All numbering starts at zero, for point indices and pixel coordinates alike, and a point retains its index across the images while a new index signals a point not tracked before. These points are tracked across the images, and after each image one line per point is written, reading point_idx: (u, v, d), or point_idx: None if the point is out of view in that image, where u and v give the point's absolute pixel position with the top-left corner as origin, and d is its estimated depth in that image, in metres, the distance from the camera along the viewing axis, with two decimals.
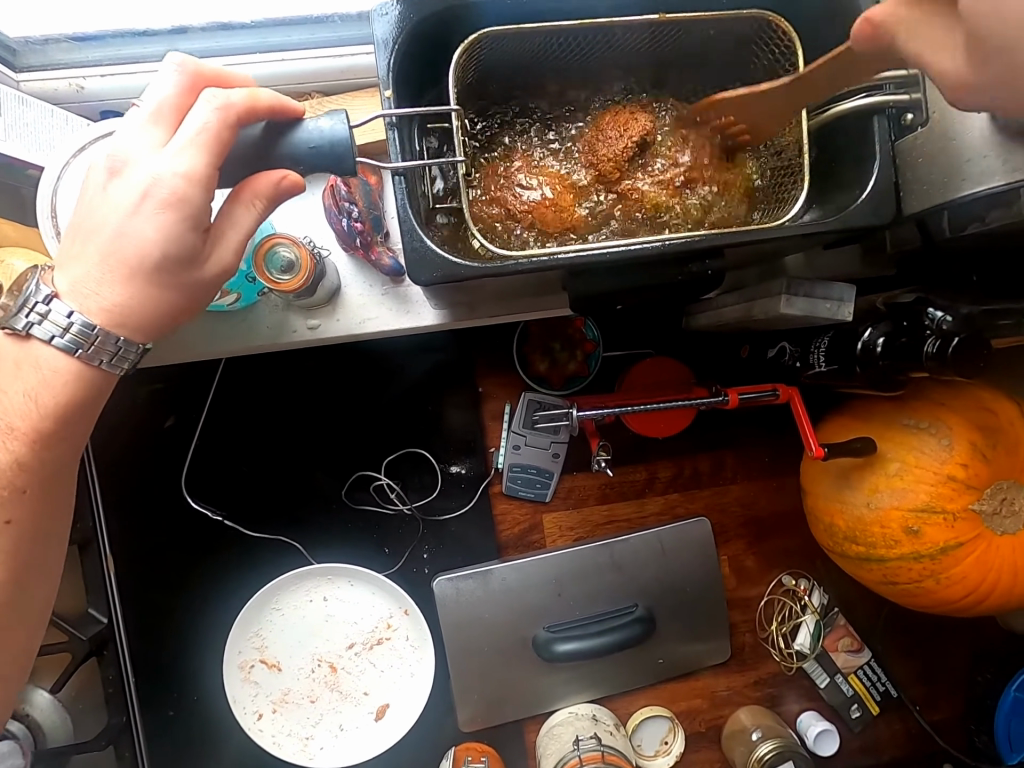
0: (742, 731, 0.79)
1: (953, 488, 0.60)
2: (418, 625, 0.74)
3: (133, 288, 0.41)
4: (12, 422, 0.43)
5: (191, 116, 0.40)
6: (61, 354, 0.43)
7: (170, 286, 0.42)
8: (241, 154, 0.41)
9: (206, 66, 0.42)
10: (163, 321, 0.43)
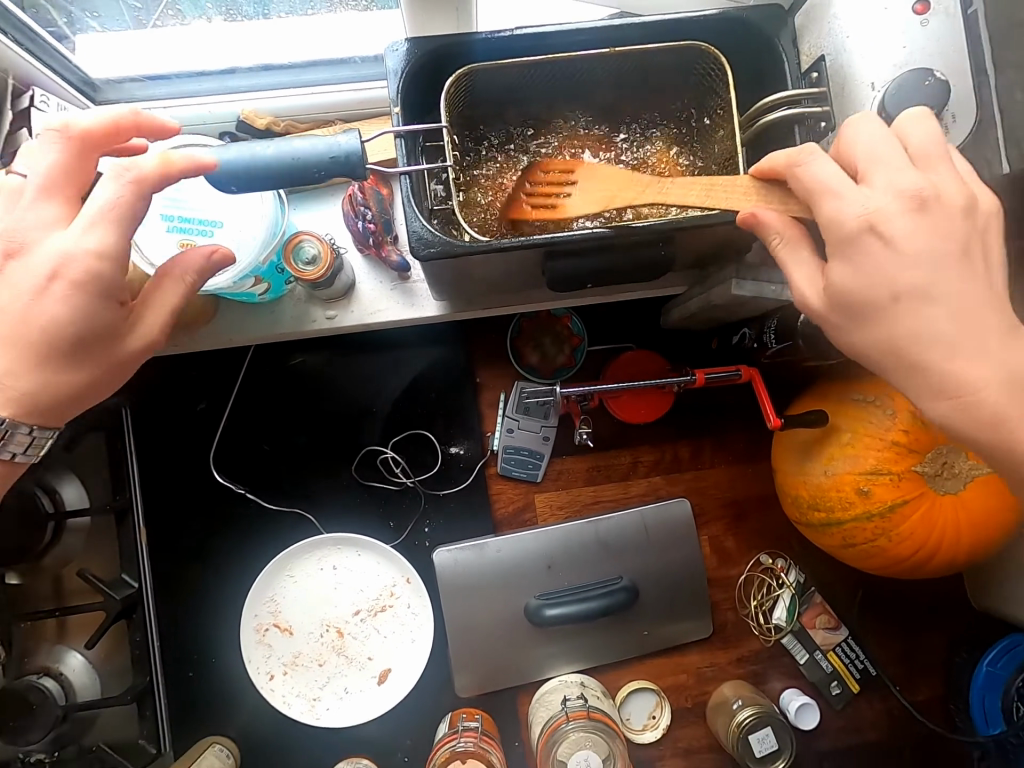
0: (724, 702, 0.84)
1: (898, 453, 0.67)
2: (418, 592, 0.81)
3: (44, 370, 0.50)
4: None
5: (99, 191, 0.49)
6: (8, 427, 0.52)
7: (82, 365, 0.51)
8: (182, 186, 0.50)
9: (79, 127, 0.50)
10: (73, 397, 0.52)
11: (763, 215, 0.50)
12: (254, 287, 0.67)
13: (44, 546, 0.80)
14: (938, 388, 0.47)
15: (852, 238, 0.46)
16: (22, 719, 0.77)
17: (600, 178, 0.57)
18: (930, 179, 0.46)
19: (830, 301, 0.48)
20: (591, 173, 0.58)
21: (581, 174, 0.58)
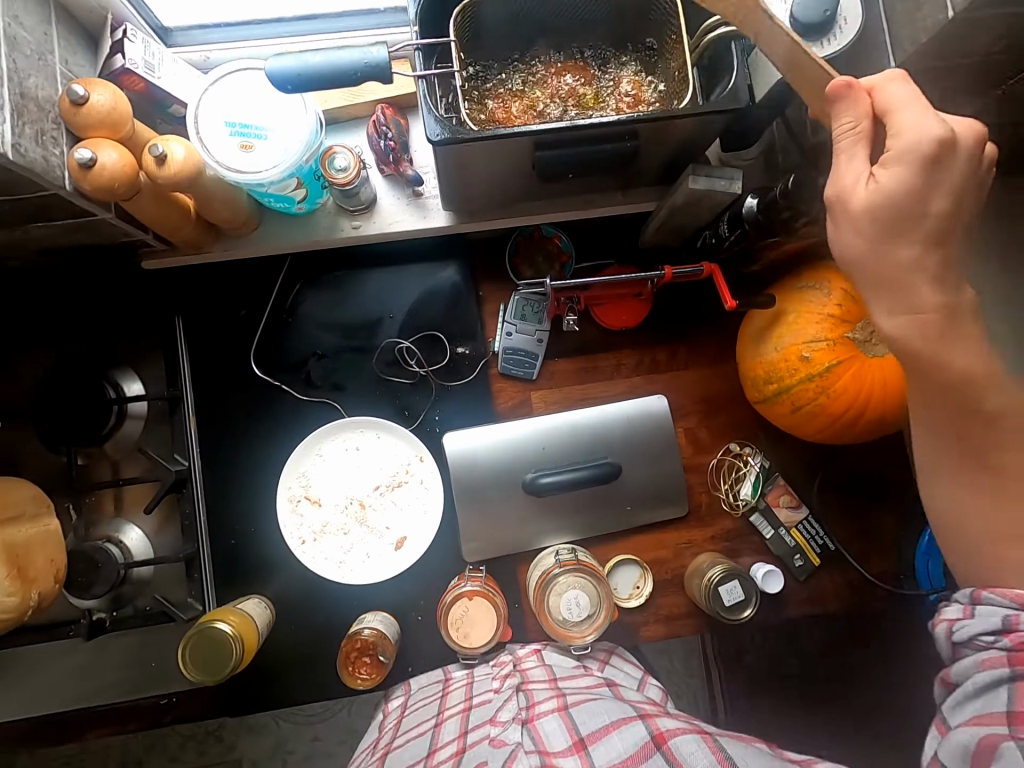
0: (698, 568, 0.95)
1: (834, 324, 0.79)
2: (431, 468, 0.93)
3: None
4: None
5: None
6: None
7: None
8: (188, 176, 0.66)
9: None
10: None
11: (844, 99, 0.53)
12: (294, 191, 0.81)
13: (109, 429, 0.90)
14: (914, 297, 0.55)
15: (921, 150, 0.51)
16: (88, 575, 0.89)
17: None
18: (977, 132, 0.53)
19: (871, 205, 0.53)
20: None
21: None
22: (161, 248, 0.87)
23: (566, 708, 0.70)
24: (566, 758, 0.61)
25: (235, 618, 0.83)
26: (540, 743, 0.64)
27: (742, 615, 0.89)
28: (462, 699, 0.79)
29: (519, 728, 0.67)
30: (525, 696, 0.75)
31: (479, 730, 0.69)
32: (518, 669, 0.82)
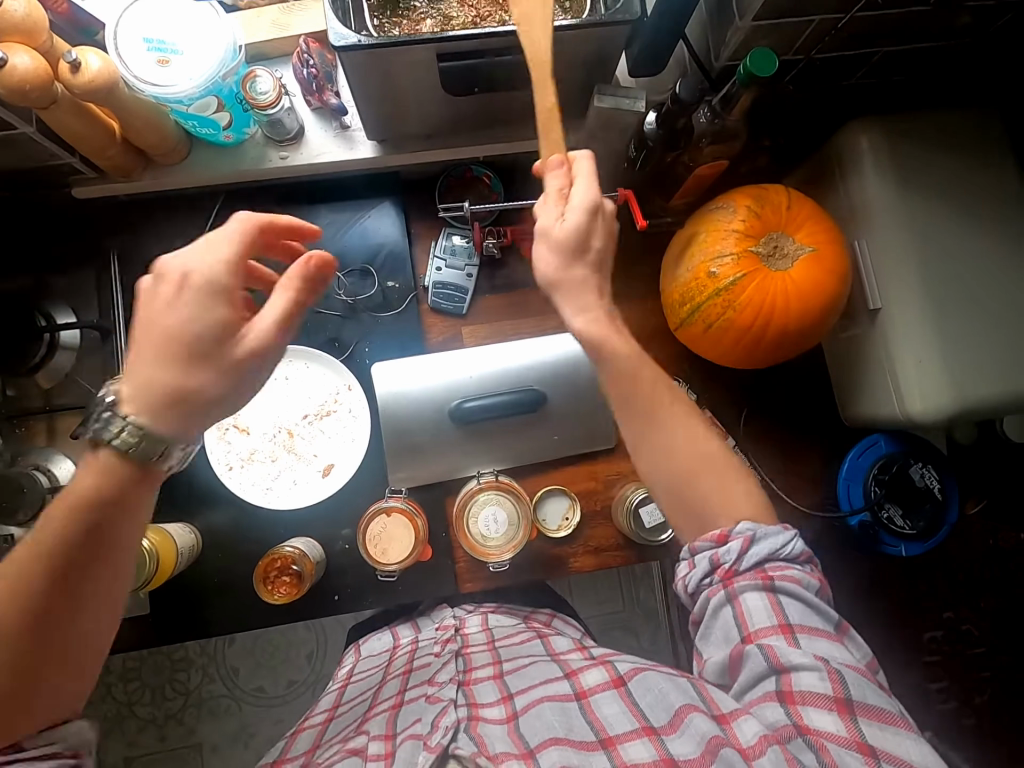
0: (623, 496, 0.96)
1: (740, 240, 0.82)
2: (358, 396, 0.95)
3: (146, 340, 0.53)
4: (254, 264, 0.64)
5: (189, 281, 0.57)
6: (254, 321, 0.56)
7: (166, 340, 0.53)
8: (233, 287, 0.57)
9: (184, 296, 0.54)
10: (222, 391, 0.55)
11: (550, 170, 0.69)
12: (218, 116, 0.84)
13: (39, 359, 0.93)
14: (584, 303, 0.68)
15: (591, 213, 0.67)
16: (11, 501, 0.88)
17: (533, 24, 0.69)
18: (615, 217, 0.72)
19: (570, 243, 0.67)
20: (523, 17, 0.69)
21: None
22: (92, 175, 0.89)
23: (501, 675, 0.76)
24: (491, 709, 0.70)
25: (153, 535, 0.83)
26: (471, 697, 0.72)
27: (662, 537, 0.92)
28: (405, 659, 0.86)
29: (455, 686, 0.74)
30: (464, 659, 0.81)
31: (417, 689, 0.77)
32: (460, 631, 0.87)
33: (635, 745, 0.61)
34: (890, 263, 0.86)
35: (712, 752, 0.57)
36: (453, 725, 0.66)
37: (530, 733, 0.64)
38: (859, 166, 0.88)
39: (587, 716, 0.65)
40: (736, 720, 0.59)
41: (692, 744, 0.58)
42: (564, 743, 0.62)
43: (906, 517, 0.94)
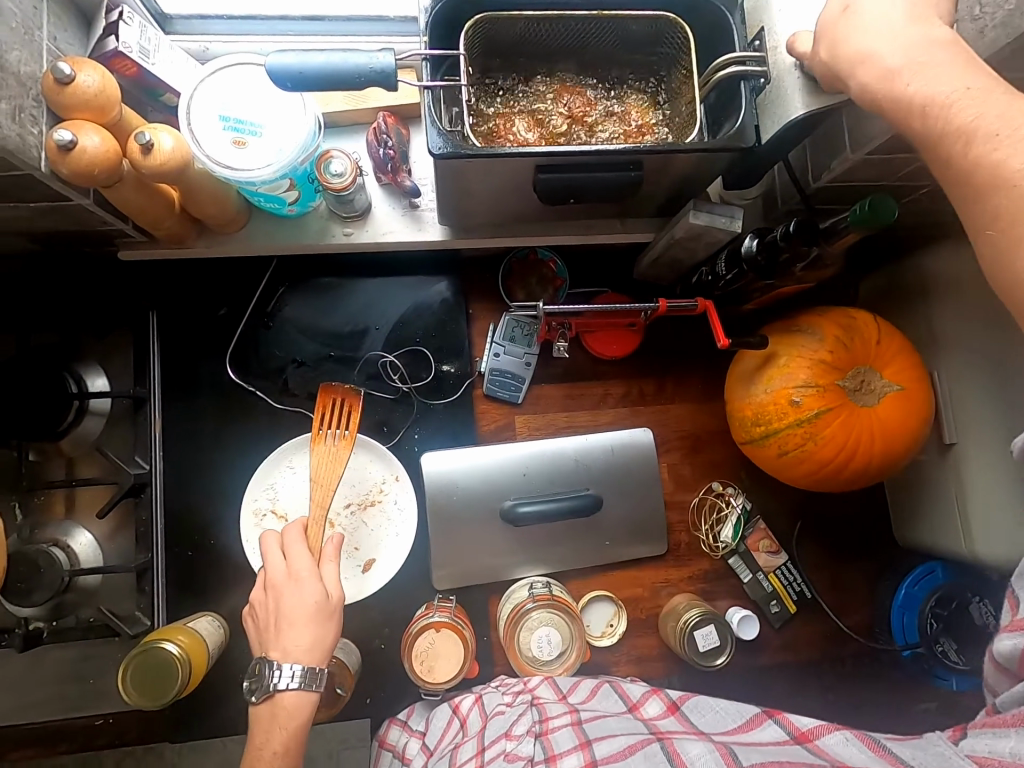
0: (674, 610, 0.92)
1: (825, 370, 0.79)
2: (407, 488, 0.90)
3: (298, 626, 0.71)
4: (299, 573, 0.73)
5: (303, 577, 0.73)
6: (329, 590, 0.74)
7: (308, 620, 0.71)
8: (304, 596, 0.72)
9: (300, 604, 0.71)
10: (337, 634, 0.73)
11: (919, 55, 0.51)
12: (286, 193, 0.79)
13: (67, 425, 0.85)
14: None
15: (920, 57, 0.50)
16: (28, 581, 0.82)
17: (325, 460, 0.84)
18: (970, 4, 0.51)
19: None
20: (325, 478, 0.83)
21: (325, 443, 0.85)
22: (141, 239, 0.83)
23: (580, 723, 0.63)
24: (568, 758, 0.56)
25: (184, 638, 0.77)
26: (550, 751, 0.58)
27: (714, 662, 0.87)
28: (471, 716, 0.71)
29: (532, 740, 0.60)
30: (539, 709, 0.67)
31: (494, 743, 0.62)
32: (529, 686, 0.74)
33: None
34: (966, 401, 0.84)
35: None
36: None
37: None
38: (946, 297, 0.85)
39: (672, 757, 0.52)
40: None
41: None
42: None
43: (961, 652, 0.90)
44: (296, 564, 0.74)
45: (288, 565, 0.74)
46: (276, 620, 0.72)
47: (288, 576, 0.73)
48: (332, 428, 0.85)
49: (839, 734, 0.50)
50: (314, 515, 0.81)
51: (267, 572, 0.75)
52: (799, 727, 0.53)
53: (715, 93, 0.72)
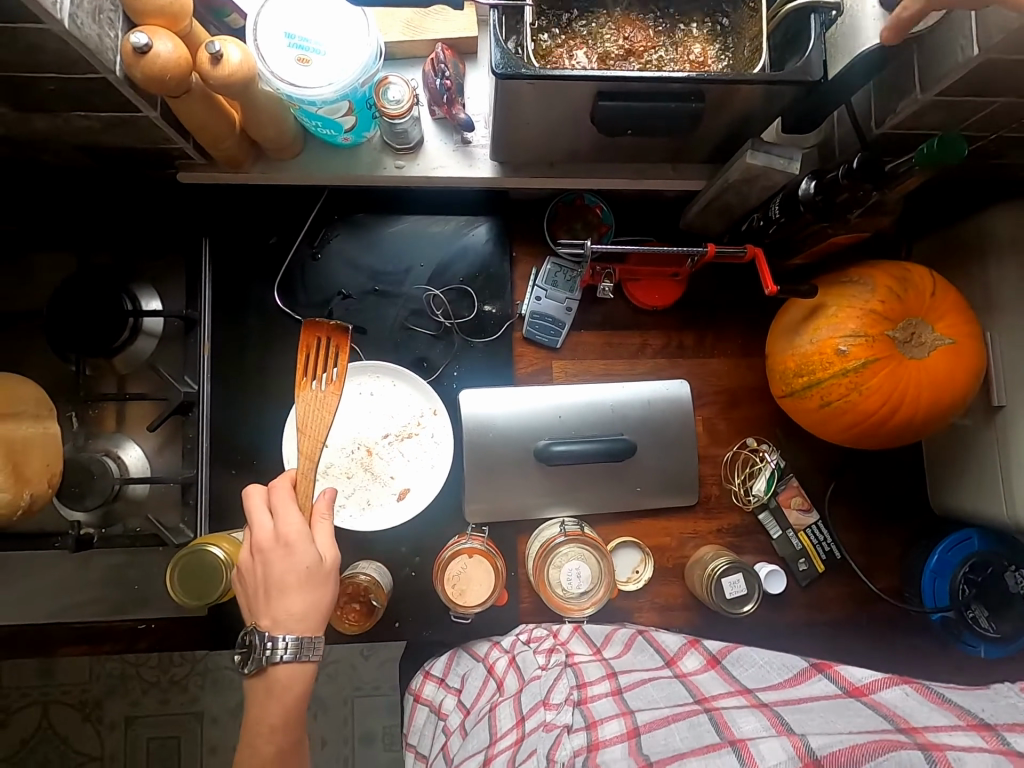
0: (701, 560, 0.93)
1: (874, 320, 0.77)
2: (444, 422, 0.91)
3: (290, 594, 0.71)
4: (289, 540, 0.71)
5: (292, 546, 0.71)
6: (322, 554, 0.73)
7: (302, 586, 0.71)
8: (297, 564, 0.71)
9: (292, 575, 0.71)
10: (331, 596, 0.74)
11: None
12: (344, 118, 0.79)
13: (122, 343, 0.88)
14: None
15: None
16: (83, 485, 0.86)
17: (314, 411, 0.81)
18: None
19: None
20: (314, 428, 0.81)
21: (311, 393, 0.81)
22: (200, 161, 0.86)
23: (620, 692, 0.73)
24: (610, 727, 0.66)
25: (227, 545, 0.80)
26: (591, 719, 0.68)
27: (741, 610, 0.88)
28: (511, 676, 0.79)
29: (572, 708, 0.70)
30: (575, 672, 0.77)
31: (534, 713, 0.71)
32: (561, 643, 0.83)
33: (770, 742, 0.56)
34: (1018, 363, 0.82)
35: (887, 749, 0.51)
36: (572, 758, 0.62)
37: (654, 750, 0.60)
38: (1006, 254, 0.83)
39: (717, 724, 0.61)
40: (930, 732, 0.54)
41: (837, 741, 0.53)
42: (688, 757, 0.57)
43: (992, 619, 0.89)
44: (286, 527, 0.72)
45: (277, 529, 0.72)
46: (268, 584, 0.71)
47: (276, 540, 0.72)
48: (318, 373, 0.81)
49: (897, 689, 0.62)
50: (302, 466, 0.80)
51: (253, 532, 0.73)
52: (853, 683, 0.64)
53: (781, 27, 0.71)
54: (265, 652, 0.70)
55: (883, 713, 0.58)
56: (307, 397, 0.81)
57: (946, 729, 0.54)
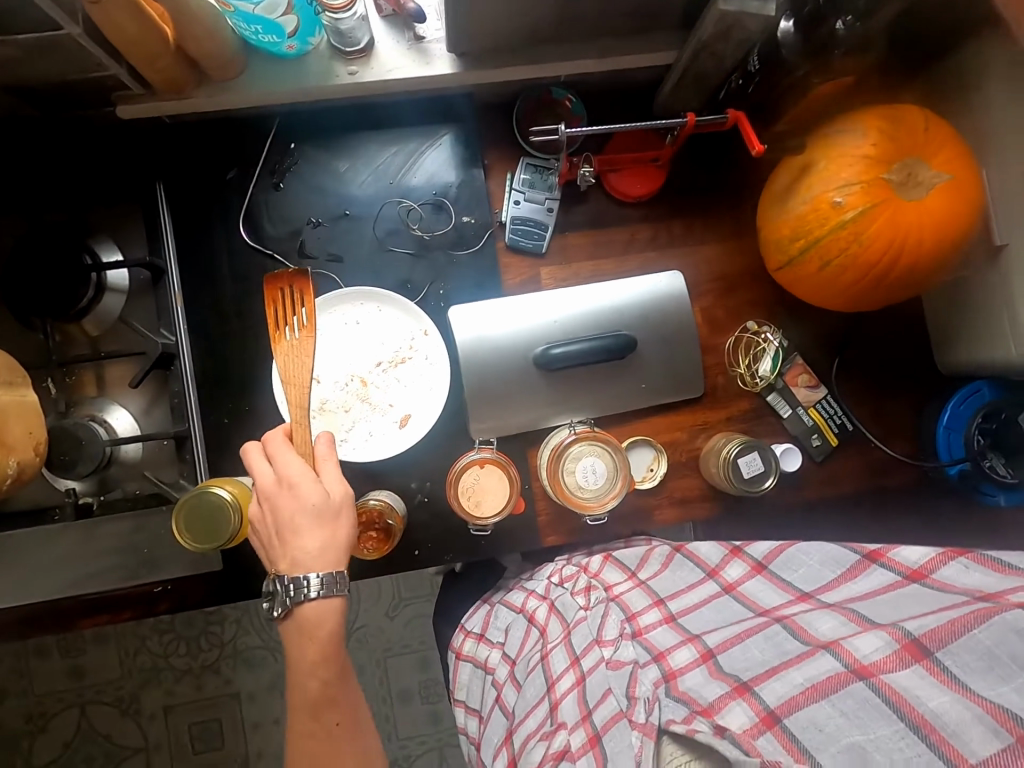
0: (714, 448, 0.91)
1: (868, 166, 0.74)
2: (436, 342, 0.88)
3: (303, 534, 0.69)
4: (291, 480, 0.69)
5: (294, 486, 0.69)
6: (330, 491, 0.70)
7: (315, 523, 0.69)
8: (303, 501, 0.69)
9: (300, 515, 0.69)
10: (350, 532, 0.71)
11: None
12: (285, 19, 0.74)
13: (88, 302, 0.83)
14: None
15: None
16: (71, 453, 0.82)
17: (293, 355, 0.76)
18: None
19: None
20: (298, 371, 0.76)
21: (286, 338, 0.76)
22: (140, 91, 0.80)
23: (673, 618, 0.74)
24: (680, 654, 0.67)
25: (232, 486, 0.77)
26: (658, 651, 0.68)
27: (762, 486, 0.87)
28: (552, 619, 0.81)
29: (630, 643, 0.71)
30: (620, 605, 0.77)
31: (592, 655, 0.72)
32: (596, 577, 0.83)
33: (861, 636, 0.58)
34: (1015, 195, 0.78)
35: (982, 618, 0.53)
36: (654, 692, 0.62)
37: (736, 667, 0.62)
38: (994, 83, 0.79)
39: (796, 634, 0.62)
40: (1015, 595, 0.54)
41: (932, 618, 0.55)
42: (783, 673, 0.58)
43: (1009, 465, 0.89)
44: (287, 468, 0.70)
45: (279, 471, 0.70)
46: (280, 528, 0.70)
47: (279, 482, 0.70)
48: (287, 317, 0.76)
49: (956, 563, 0.62)
50: (295, 414, 0.74)
51: (256, 480, 0.71)
52: (909, 565, 0.64)
53: None
54: (290, 592, 0.68)
55: (959, 592, 0.58)
56: (280, 344, 0.76)
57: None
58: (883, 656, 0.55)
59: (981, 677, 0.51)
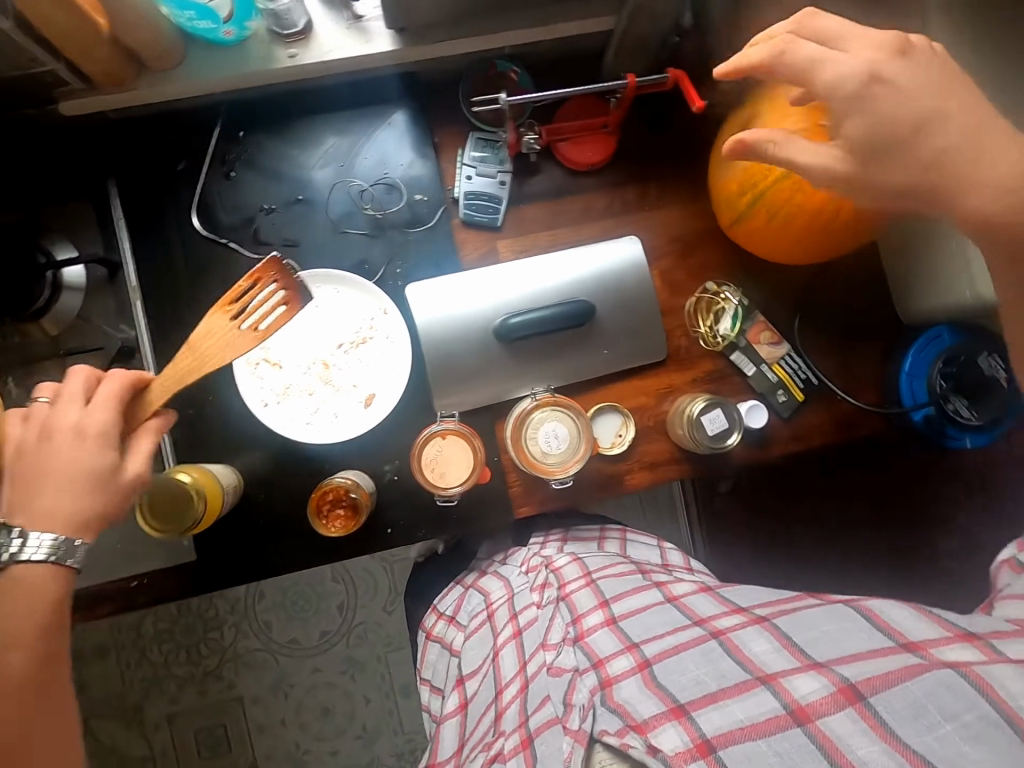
0: (679, 410, 0.92)
1: (811, 109, 0.74)
2: (395, 320, 0.88)
3: (54, 492, 0.65)
4: (87, 430, 0.66)
5: (86, 439, 0.66)
6: (122, 462, 0.68)
7: (74, 487, 0.66)
8: (85, 458, 0.66)
9: (74, 474, 0.65)
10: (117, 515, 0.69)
11: None
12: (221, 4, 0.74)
13: (45, 302, 0.85)
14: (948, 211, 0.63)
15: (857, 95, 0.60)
16: None
17: (220, 322, 0.72)
18: None
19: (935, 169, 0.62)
20: (215, 333, 0.72)
21: (233, 307, 0.73)
22: (80, 85, 0.80)
23: (614, 620, 0.80)
24: (618, 663, 0.72)
25: (191, 469, 0.78)
26: (598, 659, 0.74)
27: (725, 444, 0.89)
28: (507, 613, 0.88)
29: (573, 648, 0.78)
30: (569, 606, 0.84)
31: (537, 658, 0.80)
32: (551, 568, 0.90)
33: (801, 676, 0.63)
34: None
35: (917, 670, 0.60)
36: (593, 705, 0.68)
37: (672, 685, 0.67)
38: None
39: (733, 656, 0.68)
40: (939, 650, 0.61)
41: (868, 668, 0.61)
42: (722, 701, 0.63)
43: (972, 407, 0.93)
44: (91, 416, 0.67)
45: (79, 415, 0.66)
46: (36, 472, 0.66)
47: (78, 424, 0.66)
48: (253, 288, 0.74)
49: (889, 604, 0.70)
50: (173, 371, 0.71)
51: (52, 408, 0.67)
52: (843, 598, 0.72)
53: None
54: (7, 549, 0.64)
55: (888, 632, 0.65)
56: (224, 310, 0.73)
57: (946, 643, 0.62)
58: (820, 697, 0.60)
59: (910, 725, 0.56)
